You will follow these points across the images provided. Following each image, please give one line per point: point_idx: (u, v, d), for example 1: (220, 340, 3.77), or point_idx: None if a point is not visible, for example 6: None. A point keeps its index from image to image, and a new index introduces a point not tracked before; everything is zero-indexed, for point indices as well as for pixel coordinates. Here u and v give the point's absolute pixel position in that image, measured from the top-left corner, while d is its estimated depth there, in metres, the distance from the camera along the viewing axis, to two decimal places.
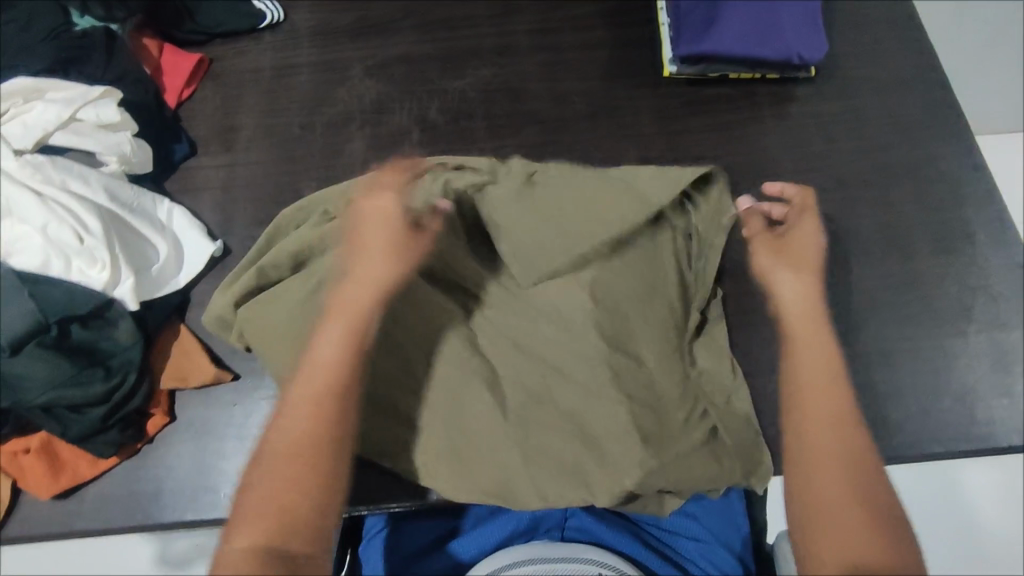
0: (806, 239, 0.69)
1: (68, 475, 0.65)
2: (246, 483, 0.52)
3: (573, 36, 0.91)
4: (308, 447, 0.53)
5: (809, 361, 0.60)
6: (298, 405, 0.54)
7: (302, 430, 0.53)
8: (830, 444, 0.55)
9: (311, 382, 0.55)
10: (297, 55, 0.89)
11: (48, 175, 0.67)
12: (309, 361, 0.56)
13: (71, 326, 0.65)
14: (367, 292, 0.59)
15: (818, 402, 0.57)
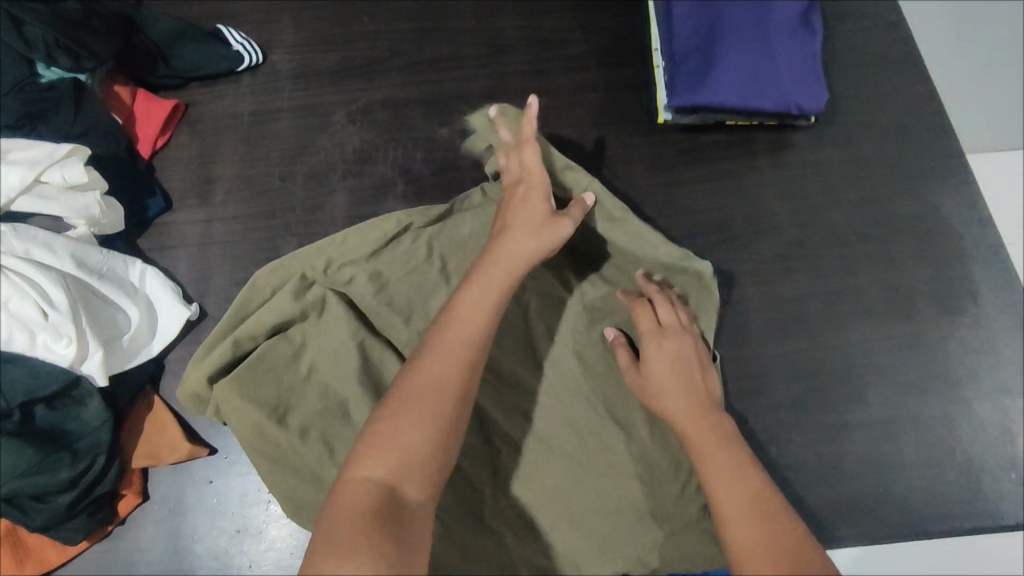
0: (665, 366, 0.64)
1: (34, 563, 0.62)
2: (374, 418, 0.52)
3: (565, 78, 0.88)
4: (438, 392, 0.53)
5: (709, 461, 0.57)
6: (426, 354, 0.55)
7: (432, 375, 0.54)
8: (752, 535, 0.51)
9: (464, 334, 0.56)
10: (277, 98, 0.86)
11: (9, 245, 0.63)
12: (450, 312, 0.57)
13: (36, 409, 0.62)
14: (520, 264, 0.61)
15: (727, 495, 0.54)
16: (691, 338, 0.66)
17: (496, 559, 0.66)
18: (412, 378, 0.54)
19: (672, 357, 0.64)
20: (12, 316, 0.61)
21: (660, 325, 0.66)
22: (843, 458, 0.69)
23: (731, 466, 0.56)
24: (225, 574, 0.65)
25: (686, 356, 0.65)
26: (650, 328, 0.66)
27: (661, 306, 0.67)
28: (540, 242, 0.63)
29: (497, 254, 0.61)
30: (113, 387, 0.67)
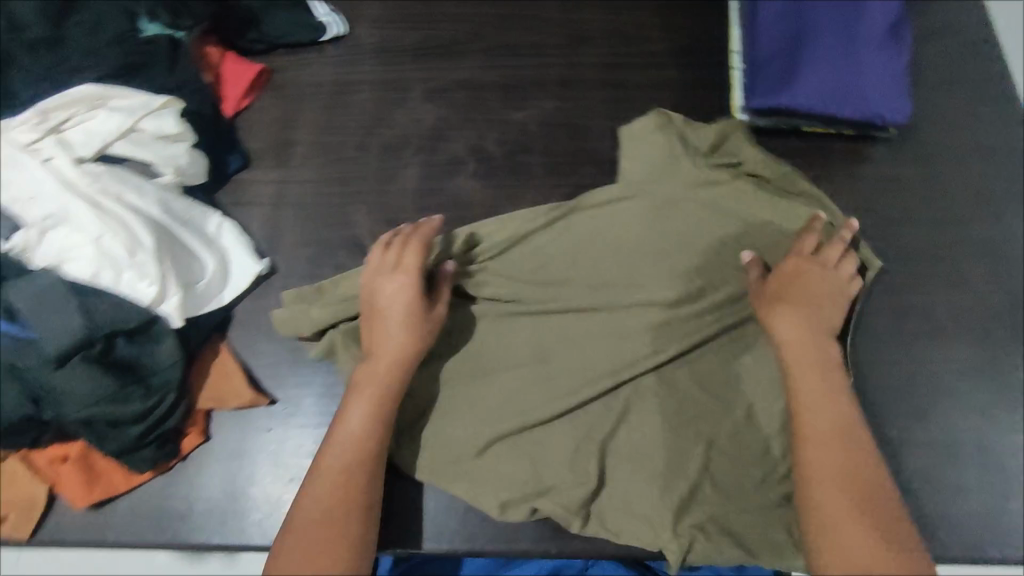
0: (815, 291, 0.67)
1: (102, 487, 0.66)
2: (280, 541, 0.58)
3: (642, 74, 0.88)
4: (335, 516, 0.58)
5: (809, 391, 0.62)
6: (315, 476, 0.60)
7: (325, 497, 0.59)
8: (838, 457, 0.59)
9: (352, 450, 0.61)
10: (358, 71, 0.88)
11: (106, 184, 0.68)
12: (339, 434, 0.62)
13: (116, 340, 0.65)
14: (400, 367, 0.64)
15: (818, 416, 0.61)
16: (842, 278, 0.68)
17: (539, 536, 0.66)
18: (306, 503, 0.59)
19: (822, 287, 0.67)
20: (101, 252, 0.65)
21: (812, 258, 0.68)
22: (901, 475, 0.68)
23: (834, 400, 0.62)
24: (275, 520, 0.66)
25: (830, 293, 0.67)
26: (801, 256, 0.69)
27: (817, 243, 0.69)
28: (421, 331, 0.65)
29: (375, 363, 0.64)
30: (186, 329, 0.69)
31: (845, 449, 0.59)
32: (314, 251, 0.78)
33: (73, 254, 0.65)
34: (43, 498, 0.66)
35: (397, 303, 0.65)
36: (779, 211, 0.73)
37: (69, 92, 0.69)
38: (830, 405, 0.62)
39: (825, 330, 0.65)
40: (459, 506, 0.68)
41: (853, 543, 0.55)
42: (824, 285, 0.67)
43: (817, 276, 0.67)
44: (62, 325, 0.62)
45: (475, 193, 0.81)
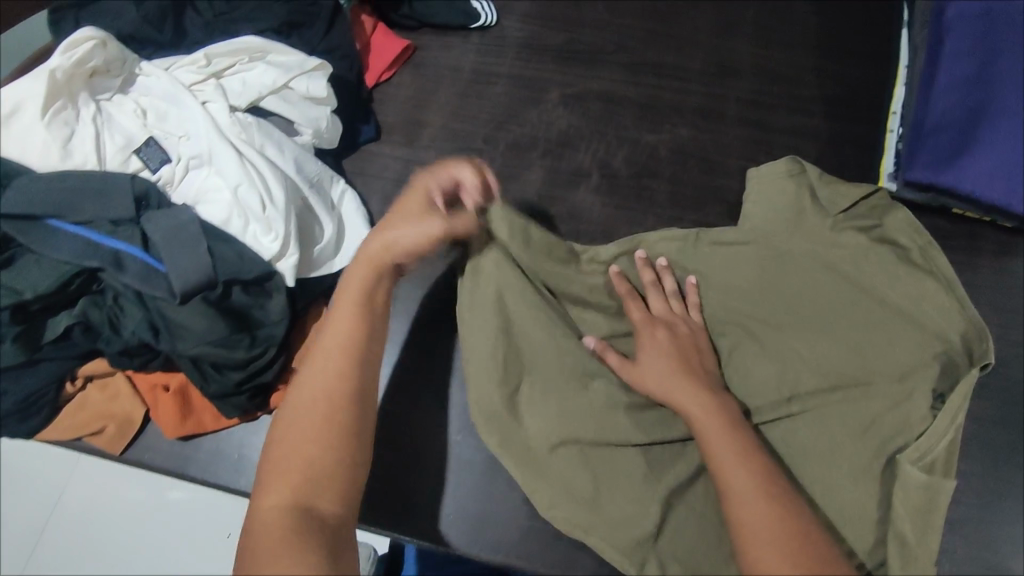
0: (652, 347, 0.66)
1: (192, 422, 0.68)
2: (273, 436, 0.56)
3: (789, 118, 0.83)
4: (323, 404, 0.56)
5: (710, 429, 0.60)
6: (306, 368, 0.58)
7: (315, 387, 0.57)
8: (741, 480, 0.56)
9: (341, 337, 0.59)
10: (498, 63, 0.87)
11: (251, 136, 0.70)
12: (327, 329, 0.60)
13: (233, 289, 0.67)
14: (394, 250, 0.62)
15: (731, 471, 0.57)
16: (686, 324, 0.69)
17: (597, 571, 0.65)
18: (297, 392, 0.57)
19: (671, 339, 0.67)
20: (236, 199, 0.68)
21: (652, 317, 0.69)
22: None
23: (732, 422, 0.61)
24: None
25: (684, 350, 0.66)
26: (642, 317, 0.69)
27: (654, 296, 0.71)
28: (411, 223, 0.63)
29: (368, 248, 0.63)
30: (295, 288, 0.71)
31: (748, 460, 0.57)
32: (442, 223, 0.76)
33: (213, 198, 0.69)
34: (140, 419, 0.69)
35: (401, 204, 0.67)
36: (910, 297, 0.71)
37: (234, 41, 0.73)
38: (730, 422, 0.60)
39: (689, 368, 0.65)
40: (523, 522, 0.67)
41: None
42: (661, 344, 0.66)
43: (656, 338, 0.67)
44: (190, 265, 0.63)
45: (594, 208, 0.79)
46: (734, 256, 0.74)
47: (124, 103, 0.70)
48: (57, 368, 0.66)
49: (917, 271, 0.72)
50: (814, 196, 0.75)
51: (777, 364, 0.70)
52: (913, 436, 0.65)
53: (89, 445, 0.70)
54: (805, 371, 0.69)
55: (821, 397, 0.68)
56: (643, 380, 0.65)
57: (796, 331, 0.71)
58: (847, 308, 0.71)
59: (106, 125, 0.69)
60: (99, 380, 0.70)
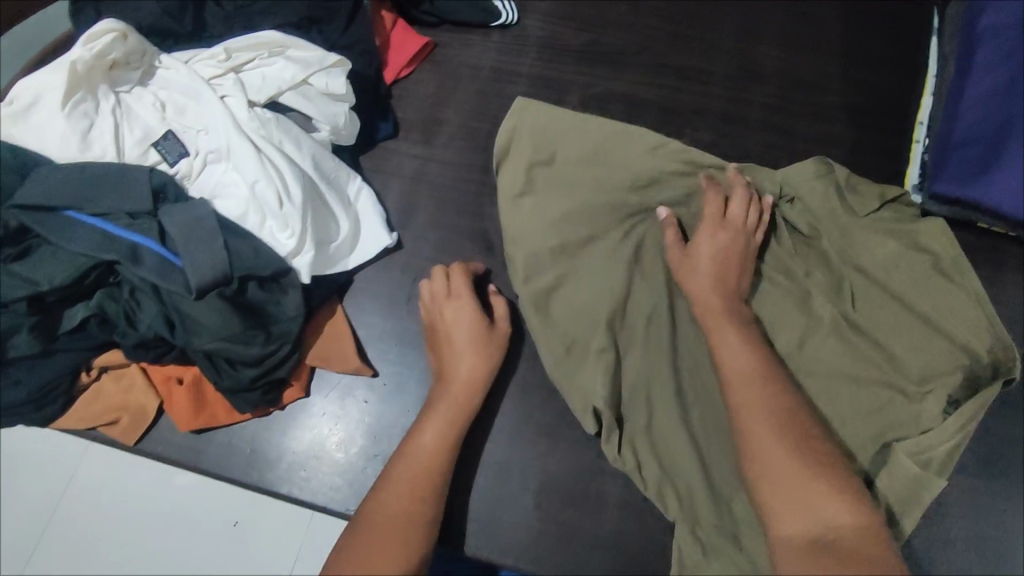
0: (708, 242, 0.69)
1: (205, 416, 0.68)
2: (345, 542, 0.58)
3: (812, 124, 0.82)
4: (398, 523, 0.58)
5: (740, 355, 0.62)
6: (388, 483, 0.61)
7: (393, 505, 0.59)
8: (766, 402, 0.59)
9: (425, 462, 0.62)
10: (518, 62, 0.87)
11: (269, 132, 0.70)
12: (412, 447, 0.63)
13: (249, 284, 0.67)
14: (475, 386, 0.66)
15: (751, 400, 0.59)
16: (744, 241, 0.69)
17: None
18: (375, 503, 0.60)
19: (730, 245, 0.69)
20: (253, 195, 0.68)
21: (722, 218, 0.70)
22: None
23: (749, 355, 0.63)
24: (356, 491, 0.68)
25: (730, 258, 0.68)
26: (712, 214, 0.70)
27: (735, 203, 0.70)
28: (486, 355, 0.68)
29: (454, 381, 0.66)
30: (311, 285, 0.71)
31: (771, 391, 0.60)
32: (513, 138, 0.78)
33: (231, 193, 0.69)
34: (153, 411, 0.70)
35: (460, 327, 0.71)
36: (932, 299, 0.71)
37: (254, 36, 0.72)
38: (755, 363, 0.62)
39: (726, 282, 0.67)
40: (535, 525, 0.66)
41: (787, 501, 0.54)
42: (717, 246, 0.68)
43: (711, 236, 0.69)
44: (206, 260, 0.63)
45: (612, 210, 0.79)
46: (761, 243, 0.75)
47: (143, 96, 0.70)
48: (72, 359, 0.67)
49: (946, 280, 0.71)
50: (842, 196, 0.74)
51: (797, 355, 0.71)
52: (919, 429, 0.67)
53: (103, 435, 0.71)
54: (823, 364, 0.70)
55: (837, 395, 0.69)
56: (688, 273, 0.68)
57: (819, 329, 0.71)
58: (871, 308, 0.72)
59: (125, 117, 0.69)
60: (113, 372, 0.70)
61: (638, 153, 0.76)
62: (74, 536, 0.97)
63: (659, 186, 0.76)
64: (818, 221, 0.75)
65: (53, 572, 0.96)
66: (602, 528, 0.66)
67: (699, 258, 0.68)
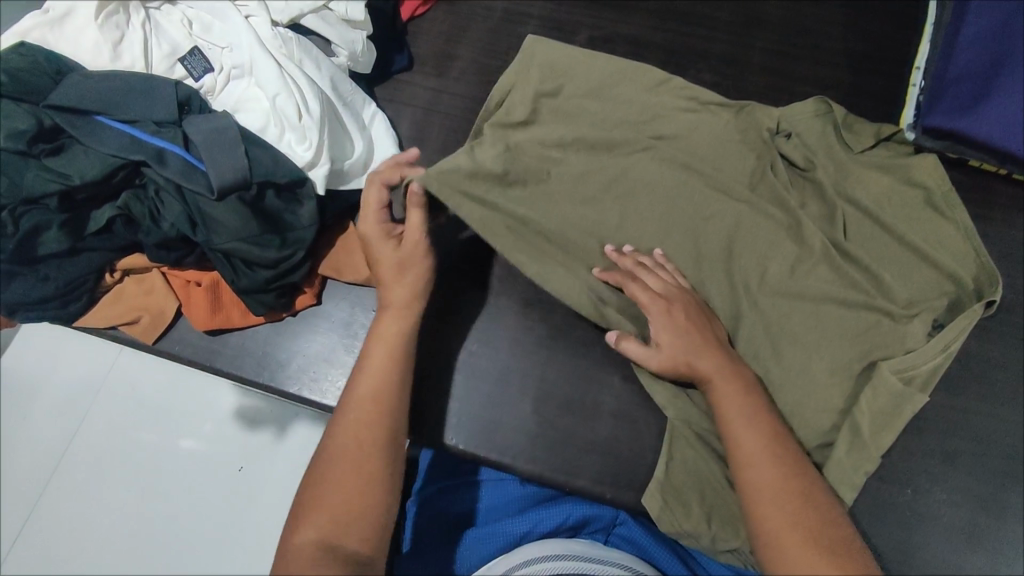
0: (670, 328, 0.65)
1: (221, 318, 0.72)
2: (311, 472, 0.58)
3: (812, 69, 0.85)
4: (357, 444, 0.58)
5: (732, 393, 0.61)
6: (344, 408, 0.60)
7: (351, 426, 0.59)
8: (762, 442, 0.58)
9: (377, 378, 0.61)
10: (530, 4, 0.89)
11: (291, 51, 0.73)
12: (362, 366, 0.62)
13: (267, 191, 0.70)
14: (414, 293, 0.66)
15: (746, 436, 0.58)
16: (690, 297, 0.68)
17: (598, 478, 0.68)
18: (337, 426, 0.59)
19: (689, 312, 0.66)
20: (274, 108, 0.71)
21: (660, 298, 0.67)
22: (981, 530, 0.66)
23: (747, 397, 0.61)
24: None
25: (696, 318, 0.66)
26: (657, 307, 0.66)
27: (651, 277, 0.69)
28: (418, 263, 0.67)
29: (387, 292, 0.66)
30: (325, 197, 0.74)
31: (766, 427, 0.59)
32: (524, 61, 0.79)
33: (253, 107, 0.72)
34: (172, 313, 0.73)
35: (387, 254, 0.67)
36: (920, 232, 0.73)
37: None
38: (751, 400, 0.61)
39: (707, 336, 0.65)
40: (531, 429, 0.70)
41: (777, 522, 0.53)
42: (675, 327, 0.65)
43: (663, 322, 0.65)
44: (228, 165, 0.67)
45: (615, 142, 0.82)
46: (760, 172, 0.76)
47: (172, 14, 0.74)
48: (97, 258, 0.70)
49: (939, 216, 0.73)
50: (838, 133, 0.77)
51: (789, 280, 0.72)
52: (903, 347, 0.69)
53: (124, 335, 0.75)
54: (814, 285, 0.72)
55: (826, 317, 0.71)
56: (667, 358, 0.64)
57: (811, 255, 0.73)
58: (862, 238, 0.74)
59: (154, 33, 0.72)
60: (136, 275, 0.74)
61: (647, 82, 0.79)
62: (101, 459, 1.02)
63: (666, 118, 0.78)
64: (816, 155, 0.76)
65: (76, 489, 1.01)
66: (596, 433, 0.69)
67: (654, 331, 0.65)
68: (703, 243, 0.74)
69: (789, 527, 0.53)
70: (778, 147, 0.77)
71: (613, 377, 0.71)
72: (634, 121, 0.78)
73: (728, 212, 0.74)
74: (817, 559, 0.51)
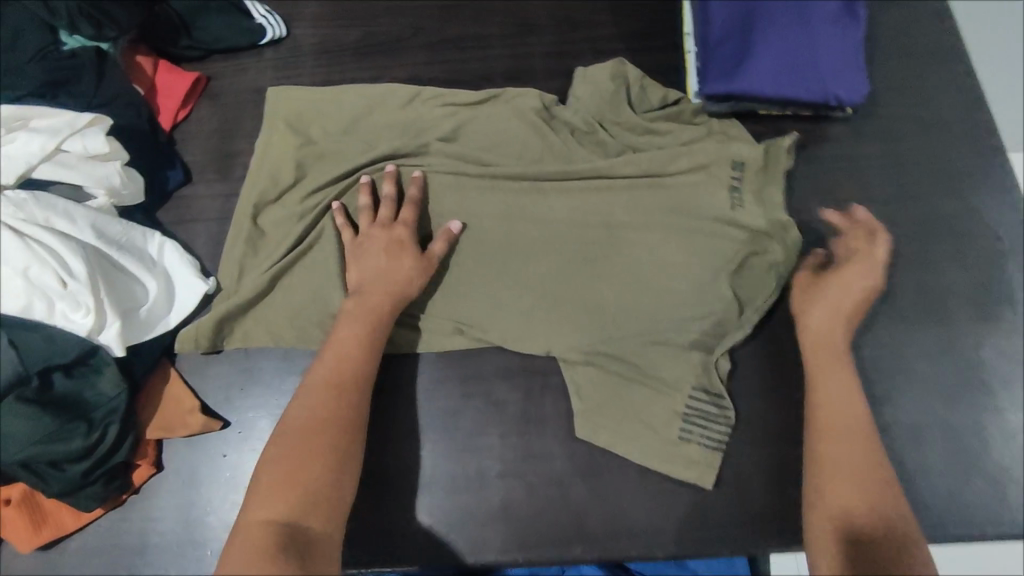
0: (844, 280, 0.68)
1: (49, 528, 0.63)
2: (269, 458, 0.57)
3: (593, 61, 0.85)
4: (318, 427, 0.59)
5: (822, 333, 0.67)
6: (304, 400, 0.61)
7: (314, 410, 0.60)
8: (838, 390, 0.64)
9: (345, 367, 0.63)
10: (300, 75, 0.85)
11: (31, 212, 0.62)
12: (333, 354, 0.64)
13: (54, 376, 0.62)
14: (395, 299, 0.67)
15: (828, 383, 0.65)
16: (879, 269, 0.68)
17: (506, 546, 0.66)
18: (298, 414, 0.60)
19: (848, 275, 0.68)
20: (29, 282, 0.60)
21: (842, 256, 0.70)
22: None
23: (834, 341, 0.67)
24: None
25: (852, 286, 0.68)
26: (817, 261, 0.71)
27: (875, 240, 0.70)
28: (405, 273, 0.67)
29: (369, 292, 0.66)
30: (129, 358, 0.67)
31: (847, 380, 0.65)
32: (302, 145, 0.77)
33: None
34: None
35: (382, 256, 0.68)
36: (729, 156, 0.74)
37: None
38: (837, 351, 0.67)
39: (848, 299, 0.68)
40: (423, 523, 0.67)
41: (835, 468, 0.60)
42: (848, 284, 0.68)
43: (850, 275, 0.68)
44: None
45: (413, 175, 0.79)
46: (568, 147, 0.79)
47: None
48: None
49: (727, 138, 0.79)
50: (628, 92, 0.80)
51: (629, 274, 0.73)
52: (737, 254, 0.72)
53: None
54: (654, 274, 0.72)
55: (667, 299, 0.71)
56: (802, 305, 0.70)
57: (640, 242, 0.74)
58: (684, 201, 0.74)
59: None
60: None
61: (437, 114, 0.79)
62: None
63: (466, 150, 0.78)
64: (594, 116, 0.79)
65: None
66: (489, 502, 0.67)
67: (825, 281, 0.69)
68: (539, 262, 0.73)
69: (840, 477, 0.59)
70: (561, 118, 0.80)
71: (492, 438, 0.69)
72: (439, 172, 0.77)
73: (552, 216, 0.75)
74: (849, 505, 0.57)
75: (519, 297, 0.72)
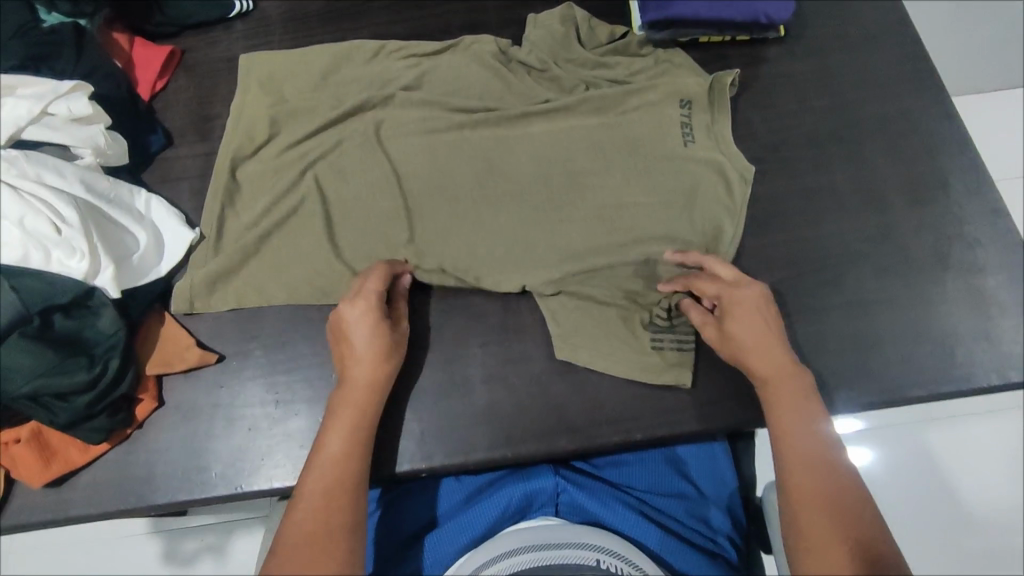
0: (747, 307, 0.68)
1: (59, 463, 0.66)
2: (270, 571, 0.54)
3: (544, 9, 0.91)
4: (323, 532, 0.56)
5: (768, 360, 0.65)
6: (300, 503, 0.57)
7: (310, 514, 0.57)
8: (796, 417, 0.62)
9: (339, 461, 0.60)
10: (270, 43, 0.90)
11: (23, 168, 0.64)
12: (322, 452, 0.61)
13: (54, 317, 0.65)
14: (376, 384, 0.65)
15: (785, 411, 0.63)
16: (759, 287, 0.69)
17: (495, 444, 0.70)
18: (296, 520, 0.56)
19: (750, 306, 0.68)
20: (24, 231, 0.62)
21: (728, 284, 0.70)
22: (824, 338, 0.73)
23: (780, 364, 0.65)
24: (239, 468, 0.69)
25: (764, 314, 0.68)
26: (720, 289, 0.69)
27: (721, 268, 0.71)
28: (387, 346, 0.66)
29: (351, 383, 0.65)
30: (125, 299, 0.70)
31: (803, 400, 0.63)
32: (275, 102, 0.82)
33: None
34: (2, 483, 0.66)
35: (368, 336, 0.66)
36: (675, 83, 0.81)
37: None
38: (786, 373, 0.65)
39: (764, 327, 0.67)
40: (415, 430, 0.71)
41: (809, 502, 0.57)
42: (753, 310, 0.68)
43: (745, 301, 0.68)
44: None
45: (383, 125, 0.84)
46: (526, 85, 0.84)
47: None
48: None
49: (671, 66, 0.84)
50: (578, 30, 0.85)
51: (590, 191, 0.78)
52: (685, 166, 0.78)
53: None
54: (612, 189, 0.78)
55: (624, 209, 0.77)
56: (732, 335, 0.67)
57: (598, 162, 0.79)
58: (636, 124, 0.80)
59: None
60: None
61: (399, 66, 0.84)
62: None
63: (429, 92, 0.83)
64: (548, 55, 0.84)
65: None
66: (476, 405, 0.72)
67: (725, 317, 0.68)
68: (504, 188, 0.79)
69: (818, 513, 0.56)
70: (517, 59, 0.85)
71: (474, 347, 0.74)
72: (405, 115, 0.81)
73: (513, 146, 0.80)
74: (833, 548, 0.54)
75: (490, 224, 0.77)
